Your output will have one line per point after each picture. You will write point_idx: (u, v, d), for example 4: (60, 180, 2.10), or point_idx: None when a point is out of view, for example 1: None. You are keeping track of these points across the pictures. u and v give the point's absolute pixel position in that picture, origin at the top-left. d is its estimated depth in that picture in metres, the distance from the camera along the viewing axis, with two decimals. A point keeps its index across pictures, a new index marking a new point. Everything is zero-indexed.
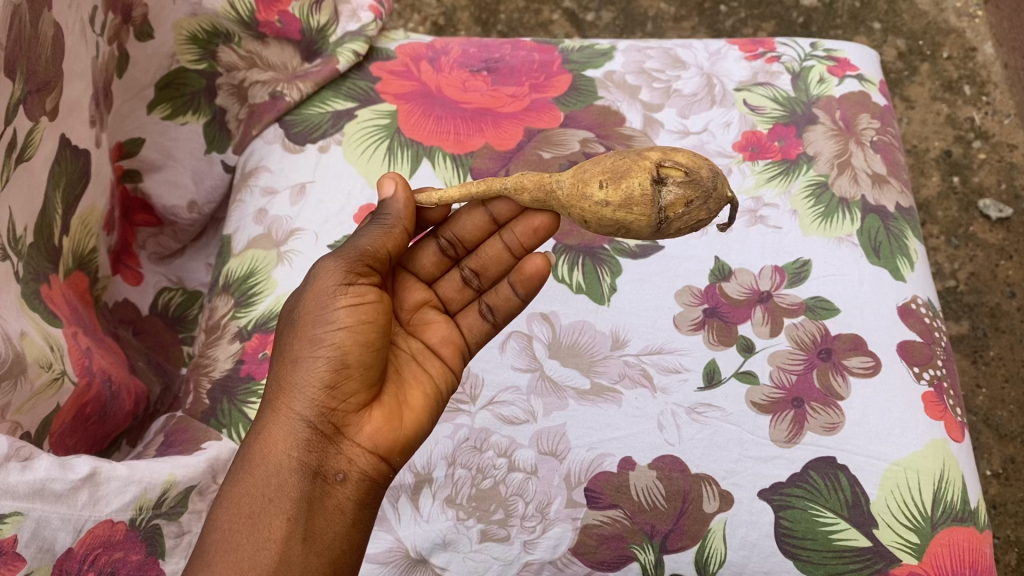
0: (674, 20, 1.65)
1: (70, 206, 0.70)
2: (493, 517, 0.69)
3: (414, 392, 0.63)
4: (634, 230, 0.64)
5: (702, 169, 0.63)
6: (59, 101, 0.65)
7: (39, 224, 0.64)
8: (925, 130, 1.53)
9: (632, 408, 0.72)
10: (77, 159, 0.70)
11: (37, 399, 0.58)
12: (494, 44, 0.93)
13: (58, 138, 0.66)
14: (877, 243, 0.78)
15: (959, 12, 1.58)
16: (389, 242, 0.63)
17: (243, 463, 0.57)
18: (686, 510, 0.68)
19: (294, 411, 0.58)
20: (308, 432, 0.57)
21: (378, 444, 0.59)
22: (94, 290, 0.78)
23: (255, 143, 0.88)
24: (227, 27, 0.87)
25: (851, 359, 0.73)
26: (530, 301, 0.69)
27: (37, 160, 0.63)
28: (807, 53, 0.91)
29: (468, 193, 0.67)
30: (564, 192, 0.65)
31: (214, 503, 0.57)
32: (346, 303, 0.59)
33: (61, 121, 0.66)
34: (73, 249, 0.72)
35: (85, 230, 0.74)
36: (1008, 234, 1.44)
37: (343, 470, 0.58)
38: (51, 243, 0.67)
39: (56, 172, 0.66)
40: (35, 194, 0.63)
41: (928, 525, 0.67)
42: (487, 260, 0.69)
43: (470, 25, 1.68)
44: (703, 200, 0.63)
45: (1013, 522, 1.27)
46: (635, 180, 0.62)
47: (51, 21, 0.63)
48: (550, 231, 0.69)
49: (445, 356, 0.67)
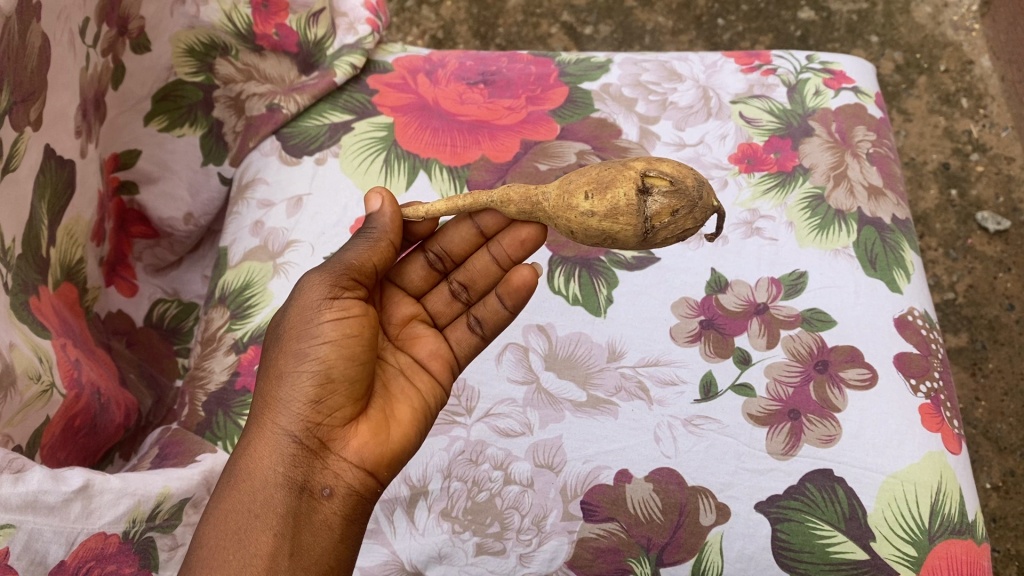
0: (673, 33, 1.65)
1: (56, 216, 0.70)
2: (489, 530, 0.68)
3: (402, 407, 0.63)
4: (620, 240, 0.65)
5: (687, 179, 0.63)
6: (42, 111, 0.65)
7: (26, 235, 0.64)
8: (923, 142, 1.53)
9: (628, 421, 0.72)
10: (62, 170, 0.70)
11: (27, 411, 0.57)
12: (491, 57, 0.94)
13: (42, 148, 0.66)
14: (872, 255, 0.78)
15: (956, 25, 1.59)
16: (375, 255, 0.63)
17: (230, 479, 0.57)
18: (683, 523, 0.68)
19: (280, 426, 0.58)
20: (294, 447, 0.57)
21: (365, 458, 0.59)
22: (83, 301, 0.78)
23: (252, 156, 0.89)
24: (225, 39, 0.87)
25: (848, 371, 0.73)
26: (518, 313, 0.69)
27: (24, 171, 0.63)
28: (803, 65, 0.92)
29: (455, 207, 0.67)
30: (551, 203, 0.66)
31: (201, 520, 0.56)
32: (331, 317, 0.59)
33: (46, 130, 0.66)
34: (60, 261, 0.72)
35: (70, 240, 0.73)
36: (1006, 246, 1.44)
37: (330, 485, 0.58)
38: (38, 254, 0.67)
39: (41, 183, 0.66)
40: (21, 205, 0.63)
41: (926, 538, 0.67)
42: (475, 273, 0.70)
43: (468, 38, 1.69)
44: (689, 210, 0.63)
45: (1013, 535, 1.26)
46: (620, 189, 0.63)
47: (40, 32, 0.63)
48: (537, 243, 0.69)
49: (433, 370, 0.67)
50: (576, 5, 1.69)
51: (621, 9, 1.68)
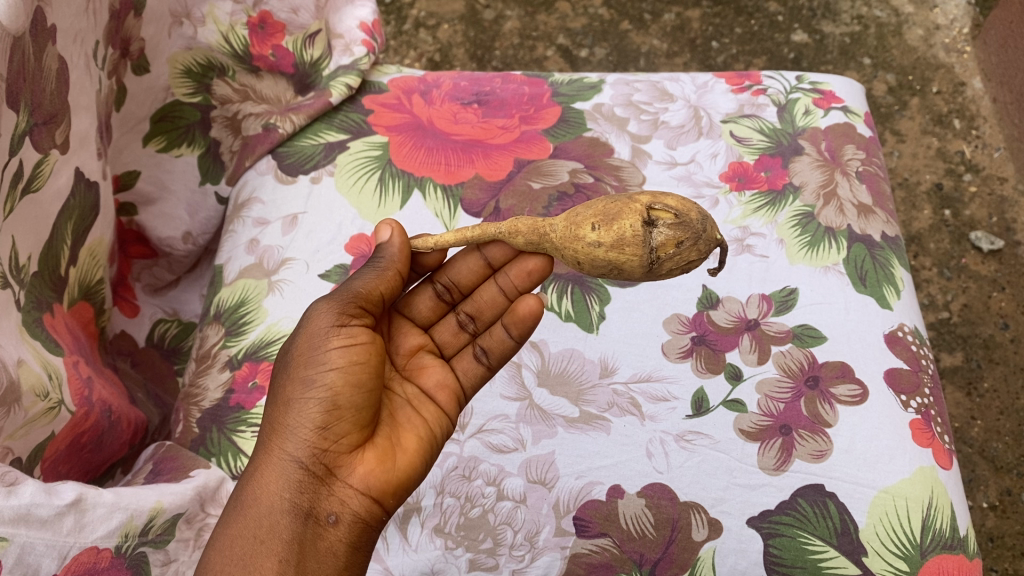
0: (667, 56, 1.67)
1: (79, 237, 0.71)
2: (481, 546, 0.68)
3: (408, 435, 0.63)
4: (626, 271, 0.67)
5: (691, 212, 0.67)
6: (68, 134, 0.66)
7: (44, 254, 0.65)
8: (916, 163, 1.54)
9: (620, 436, 0.72)
10: (88, 192, 0.72)
11: (31, 426, 0.57)
12: (484, 78, 0.95)
13: (68, 170, 0.67)
14: (863, 272, 0.79)
15: (948, 47, 1.62)
16: (382, 284, 0.64)
17: (237, 505, 0.58)
18: (675, 538, 0.68)
19: (287, 453, 0.58)
20: (300, 473, 0.58)
21: (371, 486, 0.59)
22: (99, 321, 0.79)
23: (248, 175, 0.89)
24: (222, 61, 0.89)
25: (839, 387, 0.73)
26: (524, 343, 0.69)
27: (47, 192, 0.65)
28: (793, 85, 0.93)
29: (464, 237, 0.69)
30: (558, 234, 0.69)
31: (208, 545, 0.57)
32: (338, 344, 0.60)
33: (72, 155, 0.68)
34: (79, 280, 0.73)
35: (92, 261, 0.75)
36: (1000, 266, 1.45)
37: (336, 512, 0.58)
38: (56, 273, 0.68)
39: (69, 207, 0.68)
40: (42, 225, 0.64)
41: (918, 554, 0.67)
42: (482, 304, 0.70)
43: (465, 61, 1.71)
44: (694, 242, 0.66)
45: (1011, 555, 1.26)
46: (627, 221, 0.66)
47: (56, 55, 0.64)
48: (544, 274, 0.70)
49: (440, 401, 0.67)
50: (572, 28, 1.71)
51: (616, 32, 1.70)
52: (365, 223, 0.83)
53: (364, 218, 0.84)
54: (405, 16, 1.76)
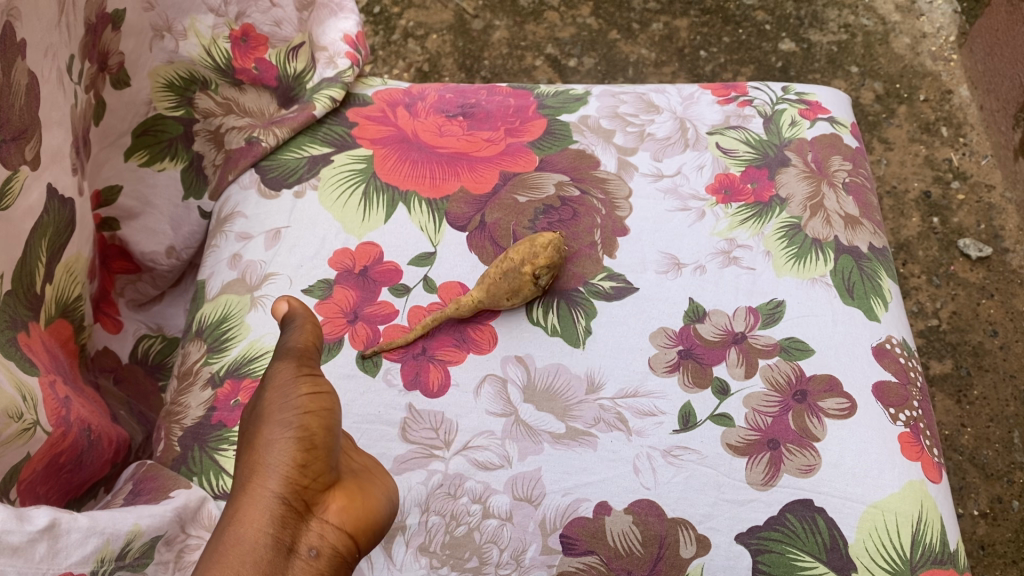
0: (656, 65, 1.67)
1: (54, 254, 0.70)
2: (467, 564, 0.68)
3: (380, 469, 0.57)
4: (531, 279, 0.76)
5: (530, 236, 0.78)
6: (38, 149, 0.66)
7: (17, 272, 0.64)
8: (904, 170, 1.54)
9: (608, 452, 0.71)
10: (63, 208, 0.71)
11: (6, 448, 0.56)
12: (470, 90, 0.94)
13: (39, 187, 0.66)
14: (850, 283, 0.79)
15: (935, 55, 1.62)
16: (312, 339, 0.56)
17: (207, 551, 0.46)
18: (663, 555, 0.67)
19: (265, 486, 0.47)
20: (279, 509, 0.47)
21: (348, 520, 0.48)
22: (79, 338, 0.77)
23: (232, 189, 0.88)
24: (204, 74, 0.88)
25: (827, 401, 0.73)
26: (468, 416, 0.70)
27: (19, 210, 0.64)
28: (780, 96, 0.93)
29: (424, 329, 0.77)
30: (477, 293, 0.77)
31: None
32: (305, 382, 0.52)
33: (44, 170, 0.67)
34: (56, 297, 0.72)
35: (69, 277, 0.74)
36: (988, 273, 1.46)
37: (316, 547, 0.46)
38: (31, 291, 0.67)
39: (43, 223, 0.67)
40: (13, 242, 0.63)
41: (908, 568, 0.67)
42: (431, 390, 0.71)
43: (454, 71, 1.70)
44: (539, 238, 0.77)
45: (1002, 562, 1.25)
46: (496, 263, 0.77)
47: (26, 70, 0.63)
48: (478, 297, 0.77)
49: None
50: (560, 38, 1.71)
51: (605, 42, 1.70)
52: (350, 238, 0.83)
53: (349, 232, 0.83)
54: (394, 27, 1.75)
